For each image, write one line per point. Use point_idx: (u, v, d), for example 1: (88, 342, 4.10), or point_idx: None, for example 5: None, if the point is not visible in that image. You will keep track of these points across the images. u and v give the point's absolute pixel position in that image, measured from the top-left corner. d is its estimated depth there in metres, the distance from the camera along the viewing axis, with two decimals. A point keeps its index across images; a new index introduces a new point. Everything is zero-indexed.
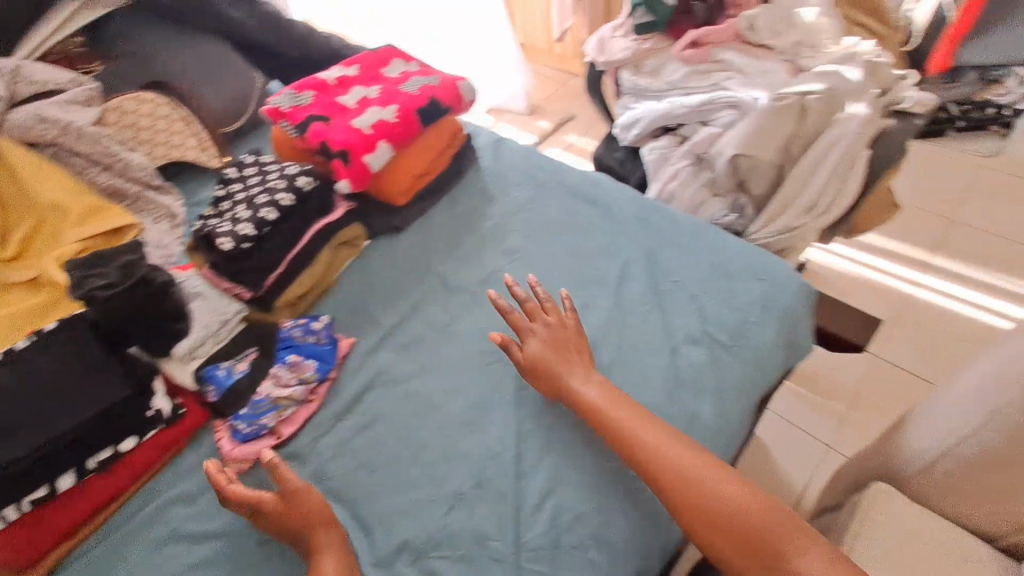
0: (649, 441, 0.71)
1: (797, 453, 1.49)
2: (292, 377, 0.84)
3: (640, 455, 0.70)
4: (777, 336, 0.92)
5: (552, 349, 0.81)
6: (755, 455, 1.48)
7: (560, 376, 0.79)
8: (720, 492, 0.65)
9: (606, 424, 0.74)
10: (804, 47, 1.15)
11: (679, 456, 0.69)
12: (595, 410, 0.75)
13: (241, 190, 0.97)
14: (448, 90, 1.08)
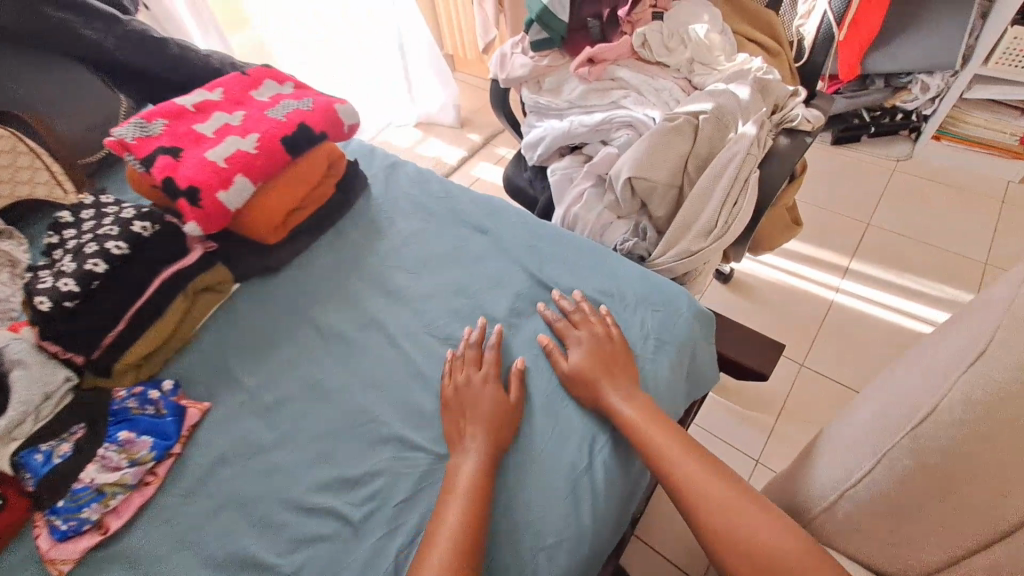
0: (682, 465, 0.69)
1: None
2: (122, 458, 0.73)
3: (675, 476, 0.68)
4: (676, 370, 0.86)
5: (597, 360, 0.78)
6: None
7: (599, 386, 0.76)
8: (756, 519, 0.63)
9: (642, 442, 0.71)
10: (697, 65, 1.13)
11: (716, 483, 0.67)
12: (632, 426, 0.72)
13: (73, 238, 0.84)
14: (321, 115, 1.00)
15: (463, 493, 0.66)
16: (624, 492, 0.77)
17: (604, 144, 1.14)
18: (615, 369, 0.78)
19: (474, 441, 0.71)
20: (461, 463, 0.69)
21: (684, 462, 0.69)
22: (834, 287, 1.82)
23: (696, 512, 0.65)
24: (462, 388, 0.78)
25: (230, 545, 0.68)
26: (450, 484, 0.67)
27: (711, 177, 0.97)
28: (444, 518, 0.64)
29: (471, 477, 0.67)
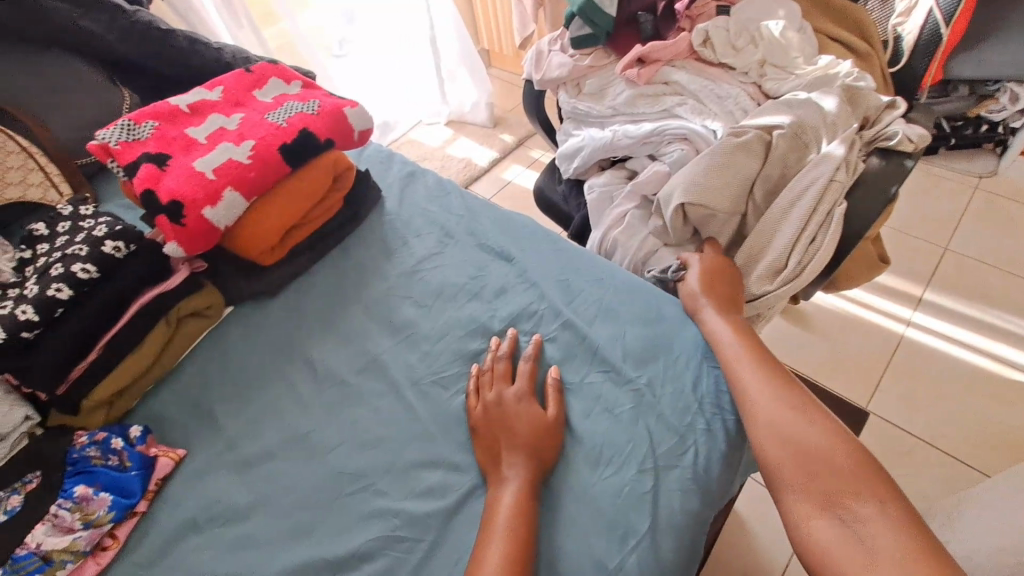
0: (753, 375, 0.66)
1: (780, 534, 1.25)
2: (76, 519, 0.61)
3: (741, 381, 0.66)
4: (739, 447, 0.69)
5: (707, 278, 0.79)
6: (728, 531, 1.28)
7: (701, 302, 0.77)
8: (809, 426, 0.59)
9: (723, 345, 0.70)
10: (770, 68, 0.96)
11: (783, 392, 0.63)
12: (720, 340, 0.71)
13: (45, 255, 0.75)
14: (329, 119, 0.88)
15: (500, 536, 0.57)
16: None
17: (653, 158, 0.98)
18: (714, 289, 0.77)
19: (509, 475, 0.62)
20: (495, 509, 0.60)
21: (759, 373, 0.66)
22: (905, 320, 1.60)
23: (750, 413, 0.63)
24: (492, 404, 0.69)
25: None
26: (489, 524, 0.59)
27: (781, 208, 0.82)
28: (487, 542, 0.57)
29: (509, 516, 0.59)
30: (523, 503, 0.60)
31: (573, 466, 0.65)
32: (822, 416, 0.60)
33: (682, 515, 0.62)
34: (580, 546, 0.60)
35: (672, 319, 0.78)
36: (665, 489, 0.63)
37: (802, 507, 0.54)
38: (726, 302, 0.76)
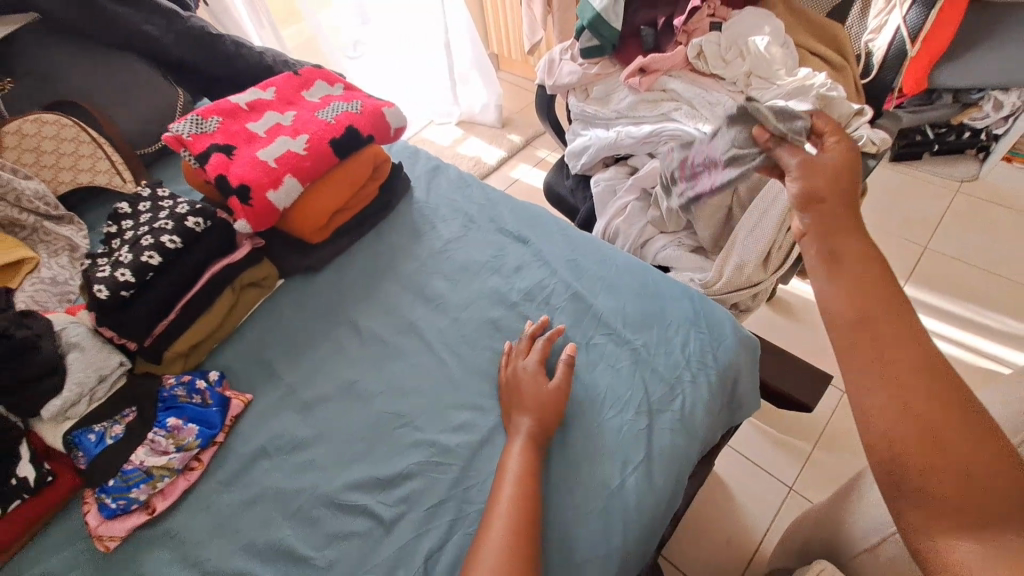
0: (894, 324, 0.53)
1: (758, 499, 1.43)
2: (170, 443, 0.75)
3: (880, 327, 0.53)
4: (720, 396, 0.82)
5: (824, 176, 0.68)
6: (713, 496, 1.44)
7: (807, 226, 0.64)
8: (931, 401, 0.49)
9: (851, 270, 0.58)
10: (755, 78, 1.10)
11: (923, 354, 0.51)
12: (868, 277, 0.57)
13: (132, 229, 0.88)
14: (370, 117, 1.01)
15: (510, 482, 0.68)
16: (669, 496, 0.74)
17: (651, 156, 1.12)
18: (846, 203, 0.65)
19: (519, 428, 0.73)
20: (506, 460, 0.71)
21: (898, 327, 0.53)
22: None
23: (886, 369, 0.51)
24: (515, 376, 0.79)
25: (269, 541, 0.70)
26: (502, 472, 0.69)
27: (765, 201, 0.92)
28: (502, 486, 0.68)
29: (517, 465, 0.69)
30: (530, 456, 0.71)
31: (580, 412, 0.78)
32: (959, 395, 0.49)
33: (672, 447, 0.75)
34: (584, 471, 0.73)
35: (669, 294, 0.91)
36: (657, 429, 0.76)
37: (921, 515, 0.47)
38: (848, 229, 0.62)
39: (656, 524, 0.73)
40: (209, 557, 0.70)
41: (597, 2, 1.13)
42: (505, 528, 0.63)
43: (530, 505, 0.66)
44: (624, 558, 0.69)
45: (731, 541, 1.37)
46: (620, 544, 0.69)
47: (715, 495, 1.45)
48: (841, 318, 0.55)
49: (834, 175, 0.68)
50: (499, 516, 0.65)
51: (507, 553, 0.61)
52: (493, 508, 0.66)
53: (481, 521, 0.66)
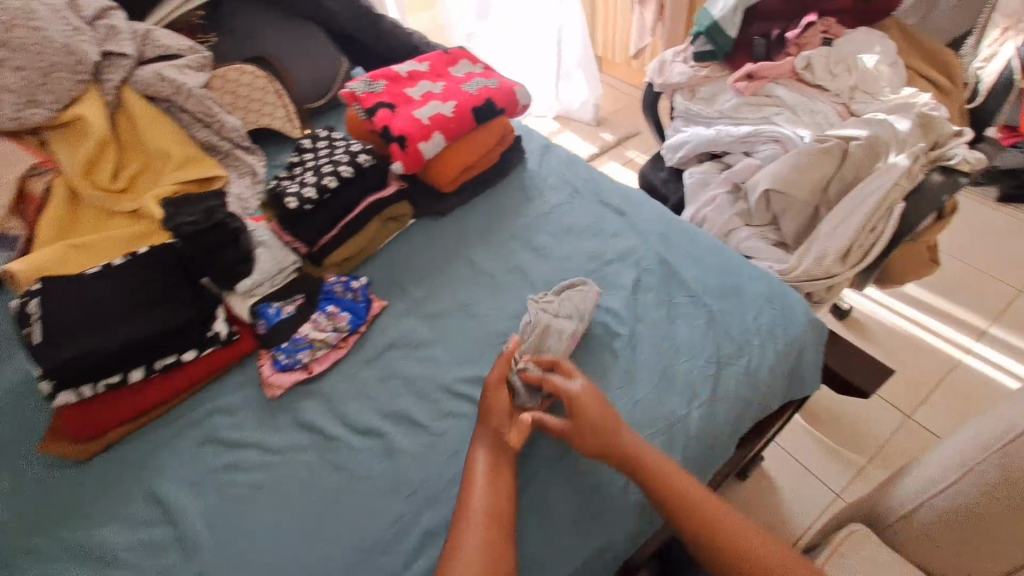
0: (709, 511, 0.68)
1: (801, 499, 1.48)
2: (329, 323, 0.96)
3: (709, 520, 0.67)
4: (782, 364, 0.93)
5: (591, 408, 0.74)
6: (757, 488, 1.51)
7: (611, 434, 0.73)
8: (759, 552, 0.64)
9: (666, 497, 0.70)
10: (859, 92, 1.18)
11: (735, 517, 0.68)
12: (666, 474, 0.71)
13: (312, 159, 1.11)
14: (505, 93, 1.19)
15: (480, 491, 0.70)
16: (725, 435, 0.87)
17: (747, 155, 1.21)
18: (620, 429, 0.74)
19: (479, 444, 0.76)
20: (471, 470, 0.73)
21: (723, 514, 0.68)
22: (965, 347, 1.71)
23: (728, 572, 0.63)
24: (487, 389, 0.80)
25: (396, 409, 0.89)
26: (470, 484, 0.71)
27: (852, 203, 1.02)
28: (471, 492, 0.70)
29: (488, 476, 0.72)
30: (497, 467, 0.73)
31: (656, 355, 0.91)
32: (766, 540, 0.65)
33: (733, 395, 0.87)
34: (653, 400, 0.86)
35: (748, 273, 1.01)
36: (723, 378, 0.88)
37: None
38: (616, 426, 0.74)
39: (709, 455, 0.86)
40: (351, 412, 0.90)
41: (716, 11, 1.25)
42: (485, 519, 0.67)
43: (501, 512, 0.69)
44: (679, 473, 0.82)
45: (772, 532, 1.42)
46: (679, 460, 0.82)
47: (759, 487, 1.51)
48: (665, 491, 0.70)
49: (603, 407, 0.75)
50: (473, 516, 0.68)
51: (485, 556, 0.64)
52: (465, 514, 0.68)
53: (455, 523, 0.68)
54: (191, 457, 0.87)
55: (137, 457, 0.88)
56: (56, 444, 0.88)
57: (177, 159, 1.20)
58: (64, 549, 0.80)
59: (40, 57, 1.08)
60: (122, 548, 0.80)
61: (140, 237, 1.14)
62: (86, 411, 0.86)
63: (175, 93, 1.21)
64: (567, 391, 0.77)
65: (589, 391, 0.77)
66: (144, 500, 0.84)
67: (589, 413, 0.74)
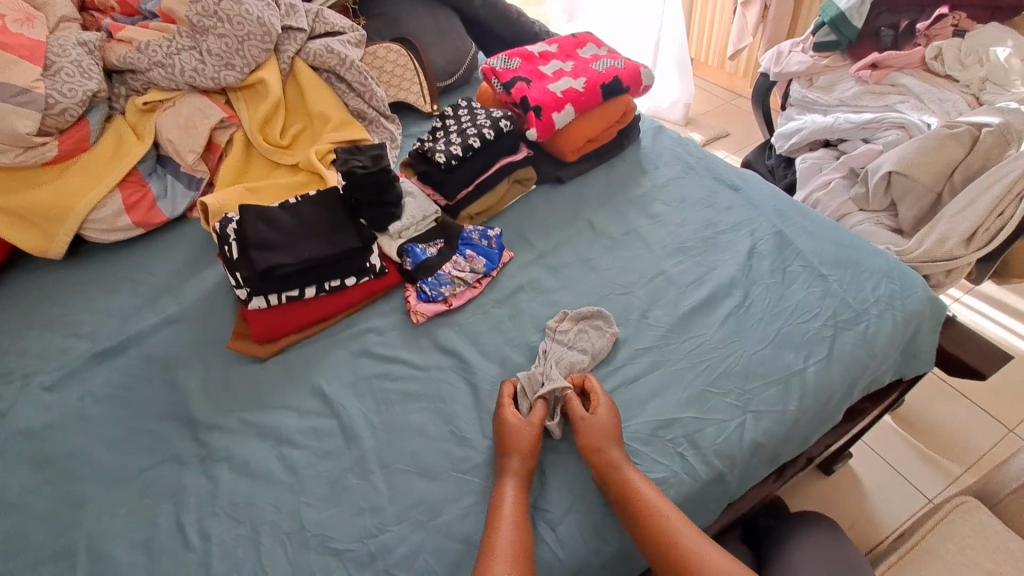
0: (681, 536, 0.70)
1: (890, 499, 1.37)
2: (467, 266, 1.09)
3: (679, 548, 0.69)
4: (902, 333, 0.94)
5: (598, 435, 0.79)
6: (841, 483, 1.40)
7: (609, 454, 0.77)
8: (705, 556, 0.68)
9: (645, 522, 0.71)
10: (990, 84, 1.18)
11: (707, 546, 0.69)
12: (640, 499, 0.73)
13: (454, 123, 1.24)
14: (630, 73, 1.29)
15: (508, 520, 0.73)
16: (840, 393, 0.89)
17: (866, 142, 1.24)
18: (614, 454, 0.77)
19: (509, 472, 0.77)
20: (500, 501, 0.75)
21: (696, 544, 0.69)
22: None
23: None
24: (506, 420, 0.82)
25: (523, 342, 0.99)
26: (497, 507, 0.74)
27: (983, 182, 1.02)
28: (501, 511, 0.73)
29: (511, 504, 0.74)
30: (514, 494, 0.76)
31: (772, 314, 0.96)
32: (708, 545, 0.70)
33: (851, 357, 0.90)
34: (770, 351, 0.91)
35: (865, 248, 1.04)
36: (841, 339, 0.92)
37: None
38: (609, 441, 0.78)
39: (823, 412, 0.88)
40: (483, 341, 1.00)
41: (842, 3, 1.30)
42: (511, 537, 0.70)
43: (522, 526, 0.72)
44: (795, 421, 0.86)
45: (856, 531, 1.32)
46: (795, 409, 0.86)
47: (844, 481, 1.41)
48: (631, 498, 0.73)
49: (603, 444, 0.78)
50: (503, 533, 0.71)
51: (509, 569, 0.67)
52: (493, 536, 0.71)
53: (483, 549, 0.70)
54: (347, 365, 0.99)
55: (301, 361, 1.01)
56: (239, 342, 1.04)
57: (334, 122, 1.38)
58: (244, 425, 0.93)
59: (240, 28, 1.29)
60: (295, 432, 0.91)
61: (300, 186, 1.31)
62: (268, 315, 1.03)
63: (338, 64, 1.40)
64: (581, 417, 0.81)
65: (593, 424, 0.80)
66: (308, 395, 0.96)
67: (597, 447, 0.78)
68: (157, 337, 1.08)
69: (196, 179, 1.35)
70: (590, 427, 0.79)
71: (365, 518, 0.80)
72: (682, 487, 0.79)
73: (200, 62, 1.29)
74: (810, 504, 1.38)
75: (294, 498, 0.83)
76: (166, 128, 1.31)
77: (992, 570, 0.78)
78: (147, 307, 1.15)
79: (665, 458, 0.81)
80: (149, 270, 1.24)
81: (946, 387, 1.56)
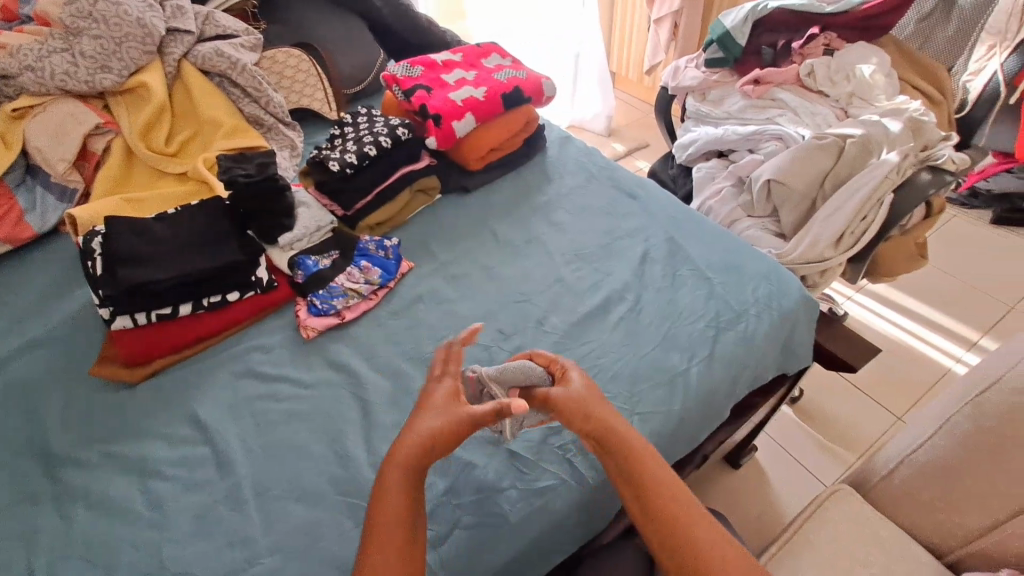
0: (644, 459, 0.67)
1: (791, 489, 1.44)
2: (361, 277, 1.05)
3: (640, 471, 0.66)
4: (781, 331, 0.99)
5: (574, 402, 0.71)
6: (748, 476, 1.46)
7: (593, 410, 0.70)
8: (658, 477, 0.66)
9: (617, 457, 0.68)
10: (856, 98, 1.29)
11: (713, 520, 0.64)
12: (642, 467, 0.66)
13: (352, 131, 1.20)
14: (532, 83, 1.31)
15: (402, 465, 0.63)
16: (724, 390, 0.92)
17: (751, 152, 1.32)
18: (608, 422, 0.69)
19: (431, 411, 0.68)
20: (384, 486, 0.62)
21: (656, 468, 0.67)
22: (957, 354, 1.70)
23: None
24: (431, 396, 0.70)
25: (417, 353, 0.96)
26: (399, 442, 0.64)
27: (848, 188, 1.11)
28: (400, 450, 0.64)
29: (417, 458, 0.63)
30: (412, 469, 0.63)
31: (662, 316, 0.97)
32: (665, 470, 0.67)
33: (735, 354, 0.93)
34: (658, 353, 0.92)
35: (748, 253, 1.09)
36: (725, 337, 0.94)
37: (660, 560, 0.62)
38: (587, 405, 0.71)
39: (709, 408, 0.90)
40: (375, 355, 0.96)
41: (728, 22, 1.40)
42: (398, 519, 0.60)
43: (418, 501, 0.63)
44: (680, 420, 0.86)
45: (760, 521, 1.38)
46: (679, 408, 0.86)
47: (751, 475, 1.47)
48: (606, 437, 0.69)
49: (582, 413, 0.70)
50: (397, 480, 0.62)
51: (394, 552, 0.59)
52: (384, 490, 0.62)
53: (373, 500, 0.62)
54: (227, 385, 0.93)
55: (176, 384, 0.93)
56: (104, 367, 0.94)
57: (225, 128, 1.30)
58: (104, 458, 0.84)
59: (116, 29, 1.22)
60: (163, 463, 0.83)
61: (185, 196, 1.22)
62: (133, 337, 0.93)
63: (229, 68, 1.32)
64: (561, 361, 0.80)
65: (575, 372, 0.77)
66: (182, 420, 0.88)
67: (577, 416, 0.70)
68: (13, 364, 0.98)
69: (68, 190, 1.24)
70: (566, 395, 0.71)
71: (234, 552, 0.74)
72: (571, 495, 0.77)
73: (72, 64, 1.20)
74: (719, 500, 1.43)
75: (156, 534, 0.76)
76: (35, 134, 1.20)
77: (847, 568, 0.82)
78: (6, 331, 1.04)
79: (553, 466, 0.79)
80: (10, 290, 1.12)
81: (841, 381, 1.66)
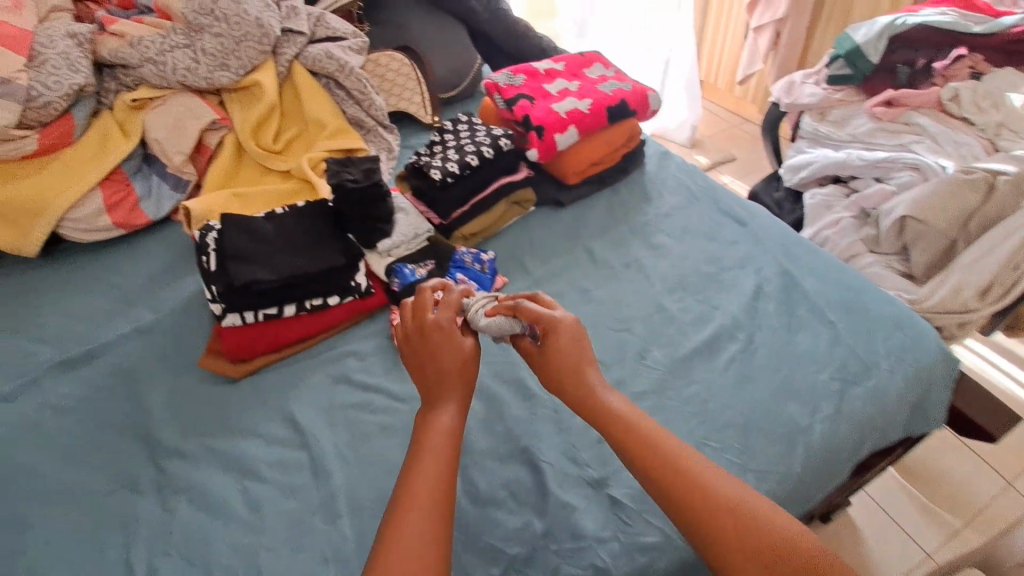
0: (650, 429, 0.64)
1: (888, 553, 1.31)
2: (457, 290, 1.03)
3: (649, 446, 0.62)
4: (914, 390, 0.89)
5: (556, 351, 0.69)
6: (838, 532, 1.35)
7: (574, 363, 0.69)
8: (669, 449, 0.62)
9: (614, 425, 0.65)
10: (1006, 129, 1.15)
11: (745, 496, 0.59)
12: (648, 440, 0.63)
13: (453, 139, 1.19)
14: (639, 96, 1.25)
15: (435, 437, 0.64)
16: (848, 453, 0.83)
17: (879, 181, 1.21)
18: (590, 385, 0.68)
19: (446, 399, 0.68)
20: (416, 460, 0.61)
21: (669, 442, 0.63)
22: None
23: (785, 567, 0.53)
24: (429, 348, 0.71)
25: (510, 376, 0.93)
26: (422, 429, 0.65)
27: (1000, 233, 0.99)
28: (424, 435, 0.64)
29: (441, 434, 0.64)
30: (440, 448, 0.63)
31: (778, 360, 0.88)
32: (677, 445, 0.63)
33: (862, 413, 0.84)
34: (773, 402, 0.84)
35: (875, 294, 0.99)
36: (850, 393, 0.85)
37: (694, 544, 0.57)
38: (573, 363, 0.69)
39: (829, 470, 0.81)
40: None
41: (859, 36, 1.28)
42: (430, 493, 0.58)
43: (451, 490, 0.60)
44: (799, 482, 0.78)
45: None
46: (799, 469, 0.78)
47: (841, 531, 1.35)
48: (598, 407, 0.66)
49: (565, 368, 0.68)
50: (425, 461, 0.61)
51: (431, 534, 0.55)
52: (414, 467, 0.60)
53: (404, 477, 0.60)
54: (323, 390, 0.93)
55: (274, 384, 0.95)
56: (210, 359, 0.97)
57: (329, 129, 1.33)
58: (206, 452, 0.87)
59: (236, 28, 1.26)
60: (261, 464, 0.85)
61: (288, 194, 1.26)
62: (238, 334, 0.96)
63: (337, 70, 1.35)
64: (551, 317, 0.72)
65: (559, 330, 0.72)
66: (279, 423, 0.90)
67: (558, 365, 0.69)
68: (127, 348, 1.03)
69: (182, 182, 1.30)
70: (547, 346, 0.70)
71: (329, 568, 0.74)
72: (675, 553, 0.71)
73: (194, 60, 1.25)
74: None
75: (253, 538, 0.77)
76: (154, 127, 1.26)
77: None
78: (123, 315, 1.10)
79: (657, 520, 0.73)
80: (126, 275, 1.18)
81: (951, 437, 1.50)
